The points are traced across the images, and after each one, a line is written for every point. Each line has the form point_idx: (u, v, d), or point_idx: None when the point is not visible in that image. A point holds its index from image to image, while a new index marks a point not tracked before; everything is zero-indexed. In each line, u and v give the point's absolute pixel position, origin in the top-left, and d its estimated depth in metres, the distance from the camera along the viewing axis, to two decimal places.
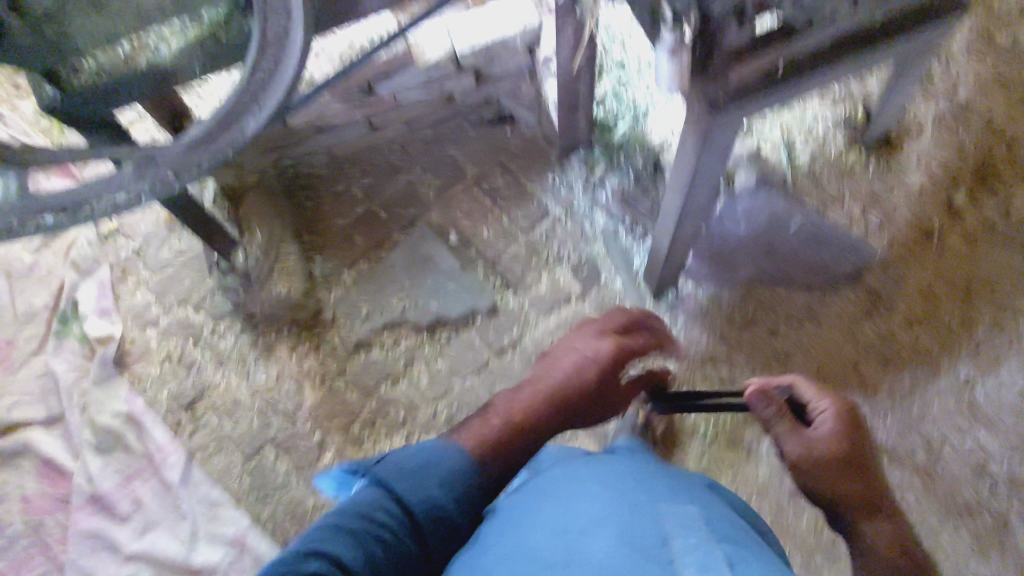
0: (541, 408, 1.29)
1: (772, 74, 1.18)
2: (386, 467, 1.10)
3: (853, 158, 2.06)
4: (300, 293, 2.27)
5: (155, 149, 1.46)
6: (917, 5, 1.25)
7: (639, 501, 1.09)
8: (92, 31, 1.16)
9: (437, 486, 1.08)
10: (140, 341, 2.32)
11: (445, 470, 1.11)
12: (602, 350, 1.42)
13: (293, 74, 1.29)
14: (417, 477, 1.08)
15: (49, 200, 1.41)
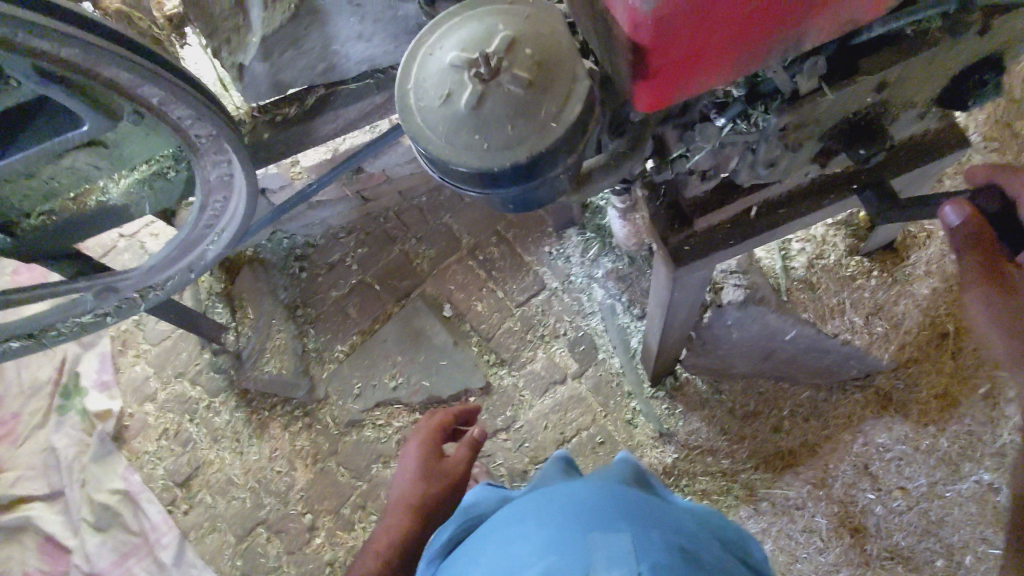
0: (397, 527, 1.31)
1: (739, 219, 1.05)
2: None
3: (856, 267, 1.63)
4: (295, 374, 2.22)
5: (114, 276, 1.40)
6: (935, 128, 1.05)
7: (569, 531, 0.90)
8: (29, 190, 1.11)
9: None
10: (139, 416, 2.33)
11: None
12: (432, 453, 1.37)
13: (247, 193, 1.24)
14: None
15: (14, 329, 1.39)
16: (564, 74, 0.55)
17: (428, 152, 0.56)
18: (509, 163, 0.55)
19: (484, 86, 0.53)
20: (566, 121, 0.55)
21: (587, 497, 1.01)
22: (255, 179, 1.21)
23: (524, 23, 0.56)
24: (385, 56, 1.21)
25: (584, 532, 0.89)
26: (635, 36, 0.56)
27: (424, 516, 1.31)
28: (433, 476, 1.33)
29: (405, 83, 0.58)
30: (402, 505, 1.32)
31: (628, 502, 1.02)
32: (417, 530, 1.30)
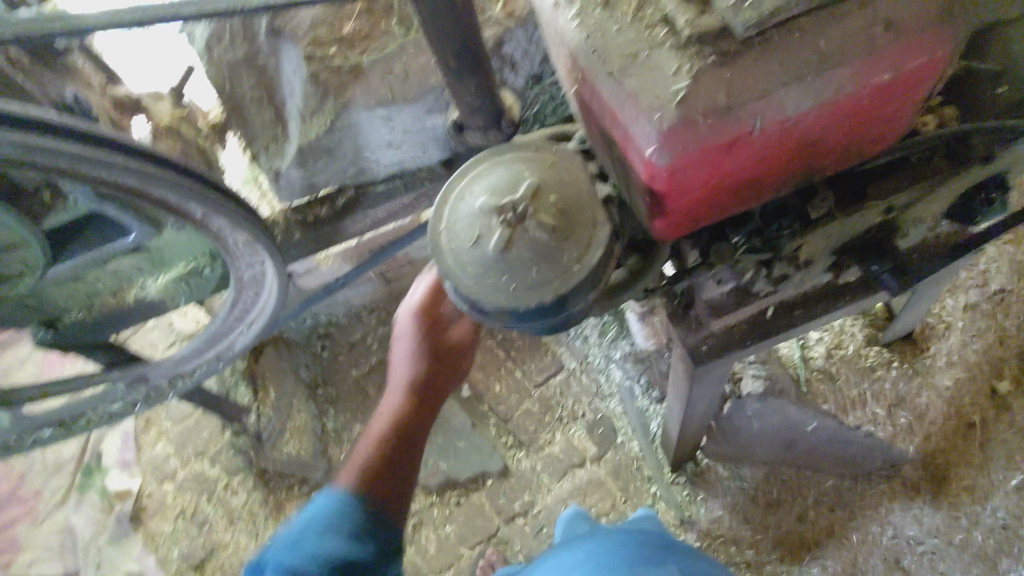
0: (397, 408, 1.01)
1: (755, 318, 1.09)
2: (278, 547, 0.87)
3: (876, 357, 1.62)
4: (313, 454, 2.24)
5: (146, 366, 1.45)
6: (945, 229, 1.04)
7: (616, 557, 0.99)
8: (73, 292, 1.16)
9: (330, 535, 0.86)
10: (157, 496, 2.33)
11: (338, 517, 0.88)
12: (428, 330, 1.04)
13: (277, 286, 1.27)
14: (309, 538, 0.86)
15: (48, 417, 1.41)
16: (585, 218, 0.59)
17: (459, 289, 0.60)
18: (536, 304, 0.58)
19: (511, 232, 0.57)
20: (589, 264, 0.58)
21: (624, 534, 1.08)
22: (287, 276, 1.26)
23: (547, 171, 0.61)
24: (415, 159, 1.30)
25: (631, 565, 0.96)
26: (650, 183, 0.60)
27: (427, 398, 1.03)
28: (440, 351, 1.03)
29: (437, 224, 0.62)
30: (401, 385, 1.03)
31: (661, 538, 1.09)
32: (423, 410, 1.02)
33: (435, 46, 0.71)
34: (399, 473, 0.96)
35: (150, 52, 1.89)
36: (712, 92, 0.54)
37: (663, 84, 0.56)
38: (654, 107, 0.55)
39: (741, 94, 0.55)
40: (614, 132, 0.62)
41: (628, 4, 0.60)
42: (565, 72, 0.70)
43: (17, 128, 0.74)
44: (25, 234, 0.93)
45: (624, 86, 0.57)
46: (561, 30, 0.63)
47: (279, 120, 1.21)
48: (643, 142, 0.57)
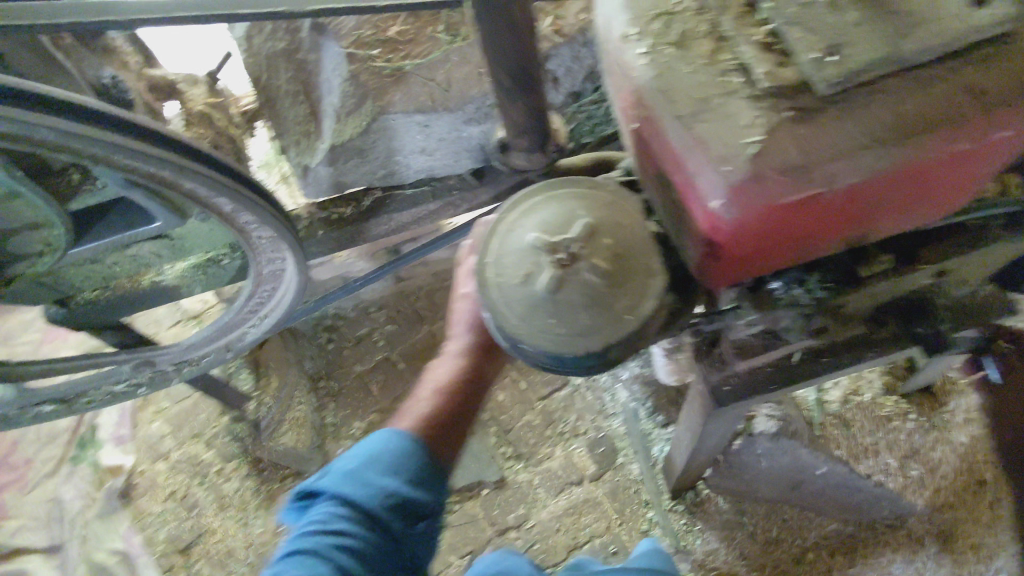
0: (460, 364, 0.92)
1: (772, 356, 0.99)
2: (331, 476, 0.84)
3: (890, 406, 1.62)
4: (310, 447, 2.20)
5: (154, 349, 1.42)
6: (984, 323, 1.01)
7: None
8: (89, 273, 1.14)
9: (389, 474, 0.83)
10: (149, 475, 2.29)
11: (397, 455, 0.85)
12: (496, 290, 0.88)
13: (297, 283, 1.25)
14: (366, 472, 0.83)
15: (50, 393, 1.39)
16: (639, 267, 0.57)
17: (503, 327, 0.58)
18: (585, 352, 0.55)
19: (563, 273, 0.55)
20: (642, 314, 0.56)
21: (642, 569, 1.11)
22: (307, 274, 1.24)
23: (602, 212, 0.59)
24: (445, 168, 1.27)
25: None
26: (710, 235, 0.58)
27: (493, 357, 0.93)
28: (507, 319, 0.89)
29: (483, 257, 0.60)
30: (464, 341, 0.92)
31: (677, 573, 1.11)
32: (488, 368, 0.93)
33: (490, 68, 0.68)
34: (460, 425, 0.92)
35: (187, 33, 1.89)
36: (785, 149, 0.52)
37: (735, 134, 0.53)
38: (724, 159, 0.53)
39: (815, 154, 0.52)
40: (674, 177, 0.59)
41: (702, 46, 0.57)
42: (622, 106, 0.68)
43: (55, 114, 0.72)
44: (50, 214, 0.91)
45: (693, 133, 0.55)
46: (628, 64, 0.60)
47: (313, 116, 1.19)
48: (708, 194, 0.55)
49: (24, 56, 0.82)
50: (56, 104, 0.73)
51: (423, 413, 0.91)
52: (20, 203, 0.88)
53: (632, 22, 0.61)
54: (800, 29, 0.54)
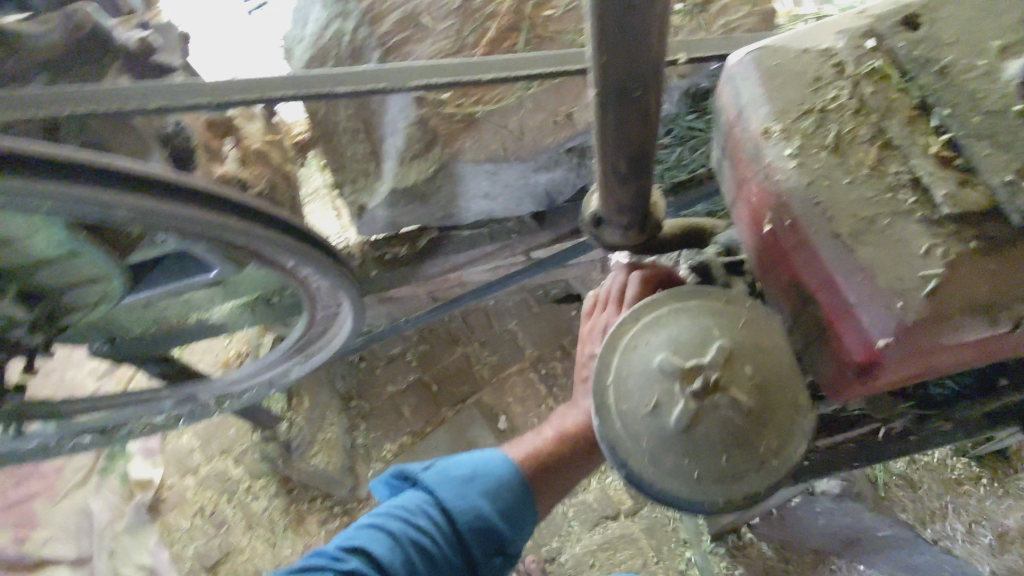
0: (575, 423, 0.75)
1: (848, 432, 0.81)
2: (434, 473, 0.81)
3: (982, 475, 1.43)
4: (341, 470, 1.91)
5: (197, 385, 1.39)
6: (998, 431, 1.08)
7: None
8: (141, 316, 1.09)
9: (485, 497, 0.76)
10: (179, 489, 2.12)
11: (500, 483, 0.77)
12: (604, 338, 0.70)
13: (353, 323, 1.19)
14: (466, 486, 0.78)
15: (91, 424, 1.33)
16: (783, 402, 0.51)
17: (625, 463, 0.52)
18: (723, 498, 0.51)
19: (700, 410, 0.50)
20: (785, 459, 0.51)
21: None
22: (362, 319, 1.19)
23: (739, 333, 0.53)
24: (505, 210, 1.20)
25: None
26: (862, 371, 0.51)
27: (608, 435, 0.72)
28: None
29: (603, 376, 0.55)
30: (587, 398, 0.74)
31: None
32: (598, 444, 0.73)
33: (603, 150, 0.61)
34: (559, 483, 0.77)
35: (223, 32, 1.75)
36: (969, 289, 0.46)
37: (908, 266, 0.47)
38: (897, 294, 0.47)
39: (1004, 293, 0.46)
40: (819, 296, 0.53)
41: (863, 152, 0.51)
42: (744, 197, 0.62)
43: (134, 192, 0.68)
44: (110, 269, 0.87)
45: (856, 257, 0.49)
46: (772, 165, 0.54)
47: (373, 155, 1.12)
48: (871, 329, 0.49)
49: (100, 123, 0.78)
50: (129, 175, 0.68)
51: (533, 450, 0.79)
52: (81, 261, 0.83)
53: (777, 117, 0.55)
54: (986, 146, 0.48)
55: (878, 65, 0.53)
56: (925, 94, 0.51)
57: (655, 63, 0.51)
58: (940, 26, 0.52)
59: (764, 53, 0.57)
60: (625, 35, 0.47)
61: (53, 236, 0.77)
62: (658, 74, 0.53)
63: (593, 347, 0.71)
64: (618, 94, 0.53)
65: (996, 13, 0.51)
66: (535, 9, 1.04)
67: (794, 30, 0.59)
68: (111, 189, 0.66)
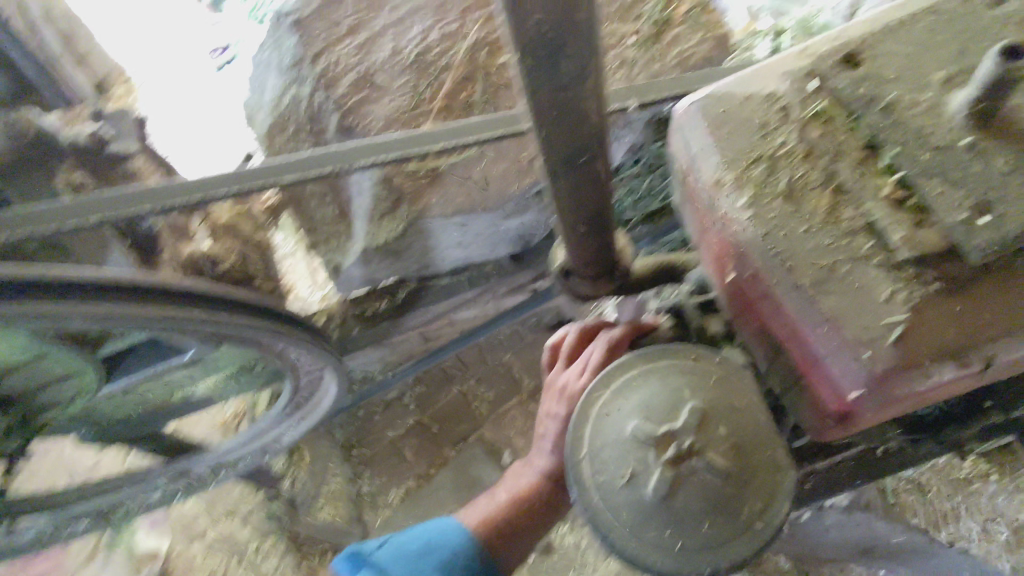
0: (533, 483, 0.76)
1: (863, 457, 0.75)
2: (387, 551, 0.75)
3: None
4: (348, 523, 1.81)
5: (189, 461, 1.36)
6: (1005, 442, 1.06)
7: None
8: (121, 404, 1.07)
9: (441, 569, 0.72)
10: (186, 558, 1.95)
11: (459, 556, 0.74)
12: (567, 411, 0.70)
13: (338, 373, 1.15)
14: (423, 561, 0.73)
15: (85, 507, 1.29)
16: (762, 462, 0.50)
17: (606, 537, 0.50)
18: (709, 568, 0.49)
19: (677, 478, 0.48)
20: (771, 519, 0.50)
21: None
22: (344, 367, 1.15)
23: (712, 392, 0.51)
24: (482, 256, 1.19)
25: None
26: (839, 419, 0.50)
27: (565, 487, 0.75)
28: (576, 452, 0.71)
29: (576, 448, 0.53)
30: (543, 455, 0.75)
31: None
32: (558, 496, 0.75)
33: (560, 209, 0.60)
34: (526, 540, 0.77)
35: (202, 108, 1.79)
36: (937, 333, 0.45)
37: (872, 313, 0.46)
38: (864, 344, 0.46)
39: (973, 334, 0.46)
40: (789, 346, 0.52)
41: (817, 198, 0.50)
42: (707, 243, 0.61)
43: (87, 297, 0.68)
44: (80, 363, 0.85)
45: (819, 307, 0.48)
46: (727, 217, 0.53)
47: (342, 216, 1.12)
48: (843, 380, 0.48)
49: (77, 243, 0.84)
50: (83, 286, 0.68)
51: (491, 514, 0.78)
52: (52, 360, 0.81)
53: (728, 167, 0.54)
54: (939, 181, 0.47)
55: (822, 107, 0.52)
56: (873, 133, 0.50)
57: (599, 130, 0.51)
58: (880, 62, 0.51)
59: (710, 100, 0.56)
60: (563, 108, 0.47)
61: (23, 341, 0.75)
62: (604, 138, 0.52)
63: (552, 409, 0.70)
64: (564, 160, 0.53)
65: (933, 46, 0.51)
66: (489, 58, 1.04)
67: (739, 73, 0.58)
68: (66, 301, 0.67)
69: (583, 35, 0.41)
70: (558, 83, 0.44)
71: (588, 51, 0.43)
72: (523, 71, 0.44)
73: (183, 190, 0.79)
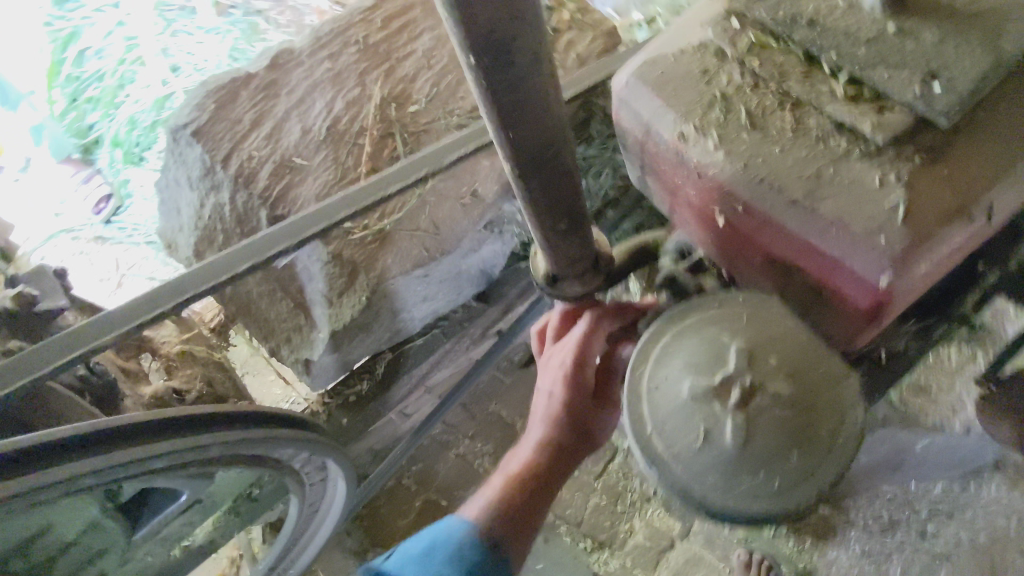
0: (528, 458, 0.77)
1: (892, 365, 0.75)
2: (398, 558, 0.73)
3: None
4: None
5: None
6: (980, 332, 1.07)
7: None
8: None
9: (451, 565, 0.70)
10: None
11: (463, 544, 0.72)
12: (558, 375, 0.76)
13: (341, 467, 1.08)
14: (431, 558, 0.71)
15: None
16: (823, 379, 0.49)
17: (702, 503, 0.49)
18: (811, 496, 0.48)
19: (749, 416, 0.47)
20: (851, 426, 0.49)
21: None
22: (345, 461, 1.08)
23: (749, 328, 0.51)
24: (448, 304, 1.16)
25: None
26: (875, 314, 0.50)
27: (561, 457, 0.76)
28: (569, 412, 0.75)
29: (641, 428, 0.50)
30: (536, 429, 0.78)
31: None
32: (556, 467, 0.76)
33: (536, 211, 0.60)
34: (524, 522, 0.75)
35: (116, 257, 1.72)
36: (938, 196, 0.47)
37: (872, 200, 0.47)
38: (876, 232, 0.47)
39: (968, 192, 0.47)
40: (802, 264, 0.52)
41: (780, 120, 0.52)
42: (682, 200, 0.61)
43: None
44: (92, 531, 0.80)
45: (822, 214, 0.49)
46: (701, 163, 0.53)
47: (298, 308, 1.07)
48: (867, 273, 0.48)
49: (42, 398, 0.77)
50: (42, 453, 0.66)
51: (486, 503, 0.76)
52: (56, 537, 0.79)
53: (686, 120, 0.55)
54: (884, 68, 0.49)
55: (753, 39, 0.54)
56: (808, 48, 0.52)
57: (560, 119, 0.51)
58: None
59: (645, 68, 0.58)
60: (524, 102, 0.46)
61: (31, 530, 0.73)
62: (564, 129, 0.52)
63: (543, 379, 0.78)
64: (534, 158, 0.52)
65: None
66: (399, 111, 1.04)
67: (658, 37, 0.61)
68: (29, 475, 0.64)
69: (528, 24, 0.41)
70: (516, 77, 0.44)
71: (536, 37, 0.43)
72: (477, 73, 0.43)
73: (116, 322, 0.75)
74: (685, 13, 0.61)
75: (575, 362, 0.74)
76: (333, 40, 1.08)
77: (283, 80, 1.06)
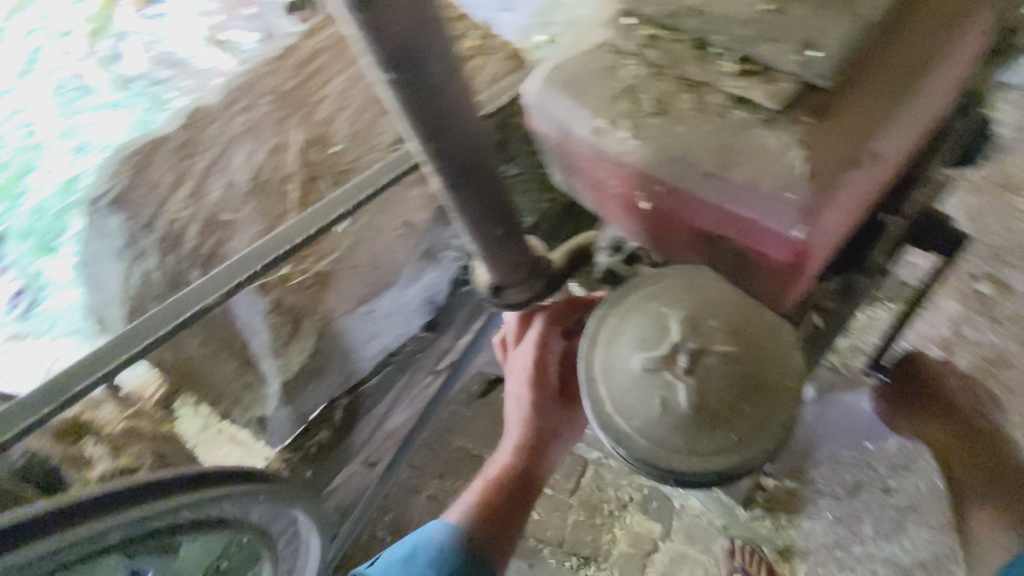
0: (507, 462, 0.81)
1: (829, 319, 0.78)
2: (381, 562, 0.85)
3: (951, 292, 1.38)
4: None
5: None
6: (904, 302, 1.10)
7: None
8: None
9: (429, 568, 0.80)
10: None
11: (441, 549, 0.81)
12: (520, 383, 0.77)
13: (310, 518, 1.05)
14: (409, 561, 0.81)
15: None
16: (761, 332, 0.53)
17: (669, 469, 0.51)
18: (767, 442, 0.51)
19: (700, 377, 0.50)
20: (791, 371, 0.53)
21: None
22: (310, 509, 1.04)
23: (687, 297, 0.54)
24: (398, 338, 1.15)
25: None
26: (796, 266, 0.54)
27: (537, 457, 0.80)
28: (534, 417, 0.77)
29: (601, 408, 0.52)
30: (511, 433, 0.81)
31: None
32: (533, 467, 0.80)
33: (471, 220, 0.61)
34: (508, 520, 0.82)
35: None
36: (831, 149, 0.51)
37: (776, 159, 0.51)
38: (786, 188, 0.50)
39: (855, 143, 0.52)
40: (724, 232, 0.56)
41: (683, 102, 0.56)
42: (606, 192, 0.64)
43: None
44: None
45: (735, 180, 0.52)
46: (619, 152, 0.56)
47: (245, 365, 1.04)
48: (784, 228, 0.52)
49: None
50: None
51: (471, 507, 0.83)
52: None
53: (598, 114, 0.58)
54: (767, 44, 0.54)
55: (648, 34, 0.59)
56: (698, 35, 0.57)
57: (480, 127, 0.53)
58: None
59: (554, 72, 0.61)
60: (444, 114, 0.49)
61: None
62: (484, 137, 0.54)
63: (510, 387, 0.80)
64: (461, 167, 0.54)
65: None
66: (322, 153, 1.04)
67: (561, 45, 0.64)
68: None
69: (436, 38, 0.44)
70: (433, 90, 0.46)
71: (445, 51, 0.45)
72: (395, 90, 0.45)
73: None
74: (583, 21, 0.65)
75: (535, 367, 0.75)
76: (246, 93, 1.09)
77: (199, 139, 1.05)
